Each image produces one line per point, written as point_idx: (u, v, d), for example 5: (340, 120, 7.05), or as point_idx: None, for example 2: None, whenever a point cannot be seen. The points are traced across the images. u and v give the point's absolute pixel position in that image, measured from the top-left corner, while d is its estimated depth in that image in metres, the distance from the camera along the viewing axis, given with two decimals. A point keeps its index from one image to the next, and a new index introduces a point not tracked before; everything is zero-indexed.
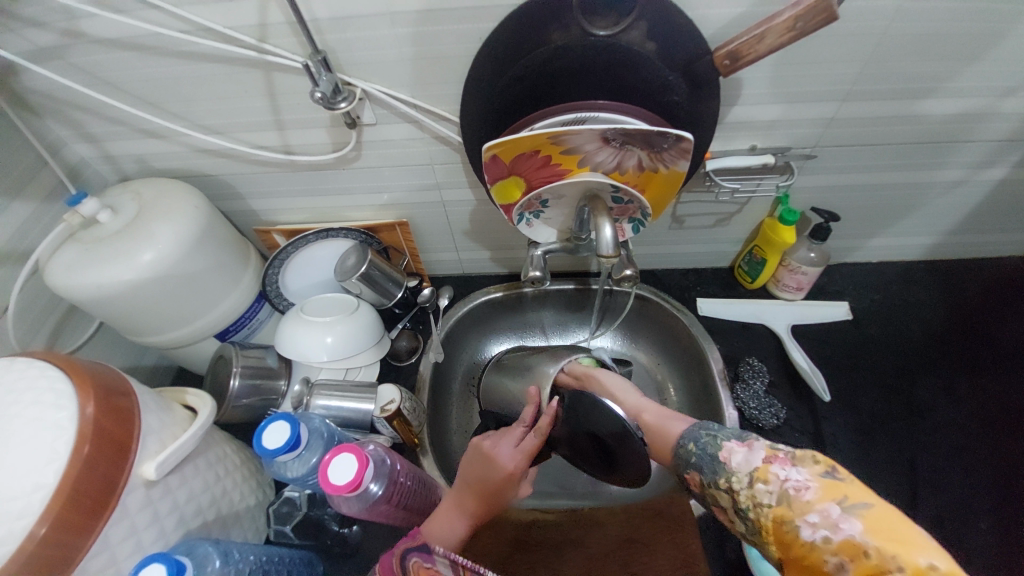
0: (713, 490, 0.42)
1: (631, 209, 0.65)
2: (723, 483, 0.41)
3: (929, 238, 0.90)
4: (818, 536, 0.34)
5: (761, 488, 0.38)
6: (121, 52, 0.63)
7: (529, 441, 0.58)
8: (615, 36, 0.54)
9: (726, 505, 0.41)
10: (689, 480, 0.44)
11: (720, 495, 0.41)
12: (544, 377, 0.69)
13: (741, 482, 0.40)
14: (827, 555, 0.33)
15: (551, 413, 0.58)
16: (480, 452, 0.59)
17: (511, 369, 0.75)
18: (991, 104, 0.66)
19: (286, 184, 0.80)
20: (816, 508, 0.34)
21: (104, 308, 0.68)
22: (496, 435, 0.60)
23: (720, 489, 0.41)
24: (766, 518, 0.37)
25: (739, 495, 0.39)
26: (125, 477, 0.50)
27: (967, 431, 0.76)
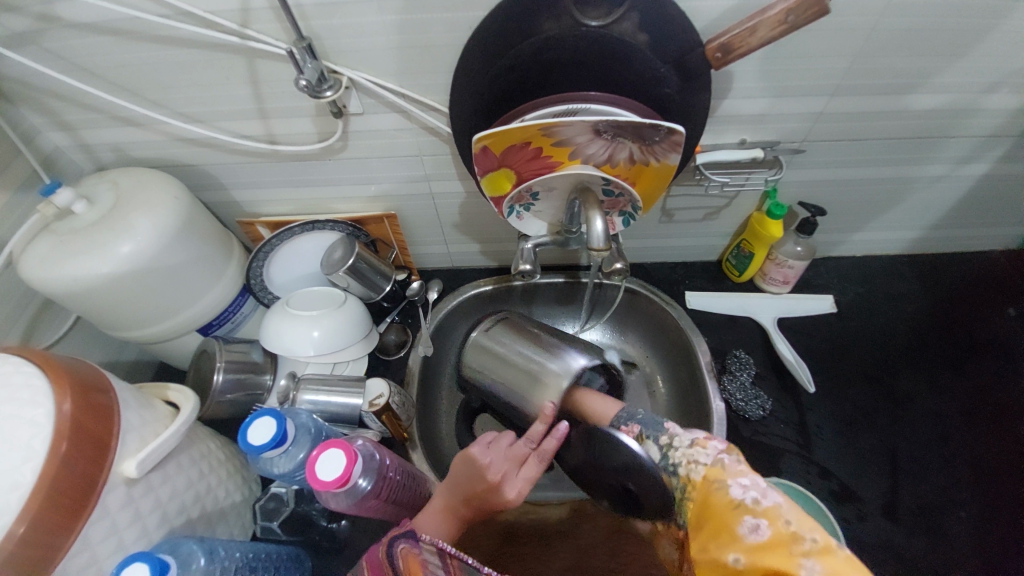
0: (646, 443, 0.49)
1: (621, 203, 0.65)
2: (662, 441, 0.48)
3: (911, 232, 0.92)
4: (748, 497, 0.41)
5: (698, 452, 0.46)
6: (97, 37, 0.60)
7: (533, 468, 0.54)
8: (607, 26, 0.54)
9: (654, 453, 0.48)
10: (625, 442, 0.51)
11: (649, 446, 0.49)
12: (554, 382, 0.65)
13: (681, 443, 0.47)
14: (749, 511, 0.40)
15: (557, 436, 0.55)
16: (481, 471, 0.53)
17: (507, 363, 0.69)
18: (974, 99, 0.67)
19: (270, 174, 0.78)
20: (749, 478, 0.43)
21: (82, 301, 0.65)
22: (496, 449, 0.56)
23: (656, 444, 0.49)
24: (696, 473, 0.45)
25: (673, 453, 0.47)
26: (105, 476, 0.49)
27: (947, 423, 0.78)
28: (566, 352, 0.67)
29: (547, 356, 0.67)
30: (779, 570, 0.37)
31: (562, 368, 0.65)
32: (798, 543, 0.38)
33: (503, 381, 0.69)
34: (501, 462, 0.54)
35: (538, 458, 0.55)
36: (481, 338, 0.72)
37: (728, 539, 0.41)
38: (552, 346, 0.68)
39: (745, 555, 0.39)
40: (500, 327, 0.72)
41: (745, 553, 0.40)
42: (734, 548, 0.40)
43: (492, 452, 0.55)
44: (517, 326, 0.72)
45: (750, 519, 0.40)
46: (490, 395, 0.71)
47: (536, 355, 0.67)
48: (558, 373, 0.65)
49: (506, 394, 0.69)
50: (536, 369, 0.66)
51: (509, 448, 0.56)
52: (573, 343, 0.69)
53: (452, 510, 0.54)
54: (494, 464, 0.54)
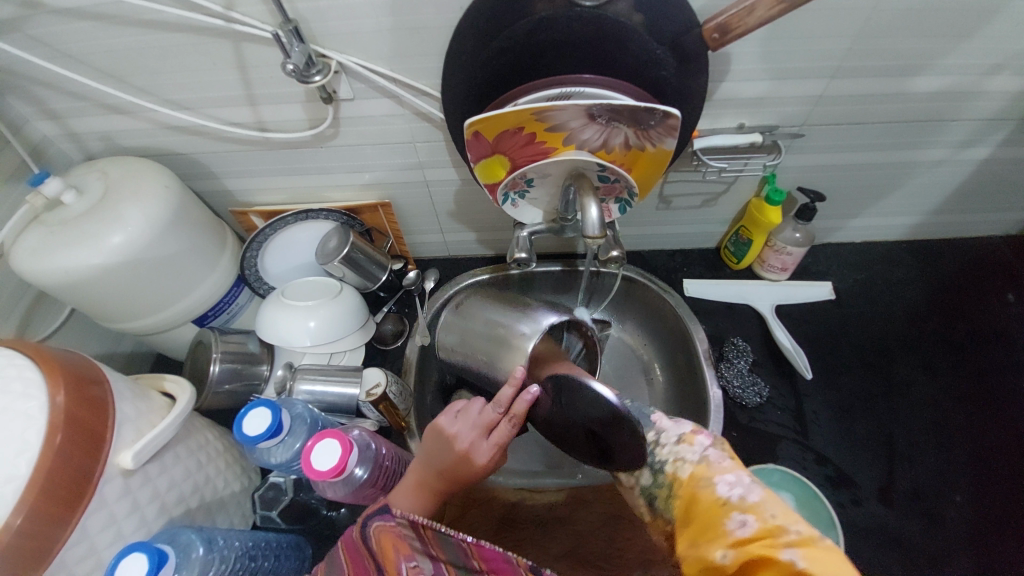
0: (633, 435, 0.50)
1: (618, 189, 0.64)
2: (649, 438, 0.48)
3: (912, 218, 0.91)
4: (734, 493, 0.41)
5: (684, 449, 0.46)
6: (80, 22, 0.59)
7: (503, 431, 0.53)
8: (602, 7, 0.52)
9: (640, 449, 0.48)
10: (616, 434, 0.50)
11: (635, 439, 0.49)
12: (522, 343, 0.64)
13: (668, 440, 0.47)
14: (734, 506, 0.40)
15: (528, 399, 0.53)
16: (449, 442, 0.53)
17: (475, 331, 0.69)
18: (977, 81, 0.66)
19: (262, 163, 0.77)
20: (735, 475, 0.42)
21: (74, 293, 0.65)
22: (462, 417, 0.55)
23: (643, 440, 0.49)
24: (683, 471, 0.45)
25: (659, 450, 0.47)
26: (100, 467, 0.49)
27: (943, 408, 0.78)
28: (537, 316, 0.66)
29: (517, 321, 0.66)
30: (763, 559, 0.36)
31: (530, 329, 0.65)
32: (782, 536, 0.37)
33: (472, 351, 0.68)
34: (469, 430, 0.53)
35: (508, 420, 0.53)
36: (456, 305, 0.72)
37: (715, 536, 0.40)
38: (520, 308, 0.68)
39: (731, 550, 0.38)
40: (469, 299, 0.72)
41: (731, 548, 0.39)
42: (720, 544, 0.39)
43: (459, 422, 0.54)
44: (487, 296, 0.72)
45: (734, 515, 0.40)
46: (464, 367, 0.70)
47: (506, 320, 0.67)
48: (527, 335, 0.64)
49: (476, 362, 0.68)
50: (503, 332, 0.66)
51: (477, 415, 0.54)
52: (543, 305, 0.69)
53: (428, 483, 0.53)
54: (461, 433, 0.53)
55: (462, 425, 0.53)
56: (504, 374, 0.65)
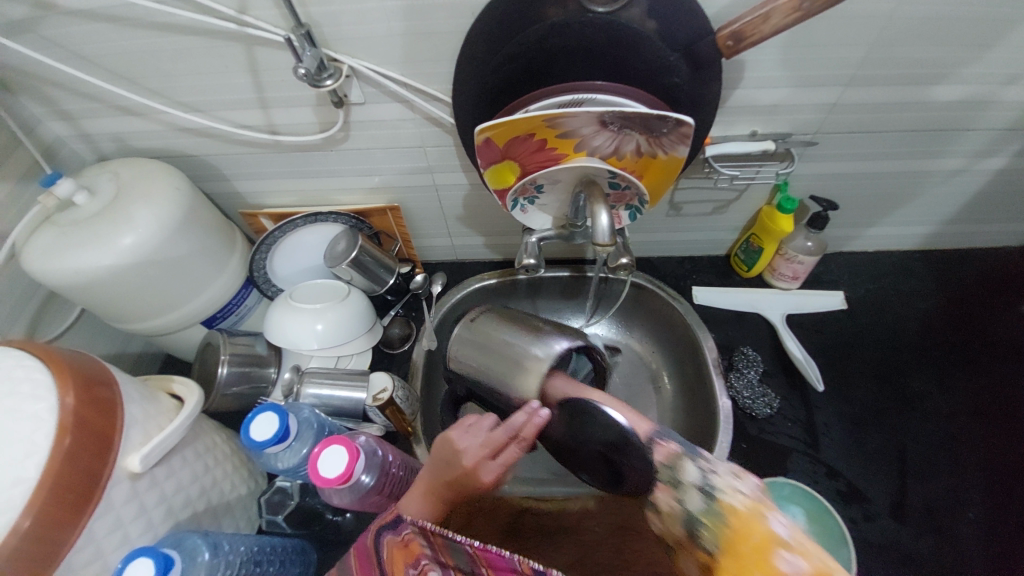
0: (683, 462, 0.43)
1: (628, 196, 0.64)
2: (700, 462, 0.43)
3: (927, 227, 0.89)
4: (790, 534, 0.36)
5: (738, 481, 0.41)
6: (95, 25, 0.59)
7: (512, 454, 0.51)
8: (615, 13, 0.52)
9: (693, 479, 0.42)
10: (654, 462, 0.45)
11: (689, 468, 0.43)
12: (536, 367, 0.61)
13: (721, 469, 0.42)
14: (792, 547, 0.36)
15: (538, 420, 0.53)
16: (460, 454, 0.50)
17: (487, 348, 0.66)
18: (996, 90, 0.65)
19: (273, 165, 0.77)
20: (785, 515, 0.38)
21: (85, 294, 0.65)
22: (471, 429, 0.52)
23: (698, 466, 0.42)
24: (736, 501, 0.39)
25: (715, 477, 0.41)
26: (107, 471, 0.49)
27: (959, 422, 0.76)
28: (550, 338, 0.63)
29: (530, 344, 0.63)
30: None
31: (544, 354, 0.62)
32: None
33: (480, 369, 0.65)
34: (477, 445, 0.51)
35: (518, 442, 0.51)
36: (466, 319, 0.70)
37: None
38: (535, 331, 0.65)
39: None
40: (488, 317, 0.69)
41: None
42: None
43: (468, 436, 0.52)
44: (504, 316, 0.69)
45: (789, 558, 0.35)
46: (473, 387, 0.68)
47: (520, 342, 0.64)
48: (541, 358, 0.61)
49: (486, 380, 0.65)
50: (518, 354, 0.63)
51: (487, 431, 0.52)
52: (558, 329, 0.66)
53: (433, 494, 0.49)
54: (472, 448, 0.50)
55: (475, 440, 0.51)
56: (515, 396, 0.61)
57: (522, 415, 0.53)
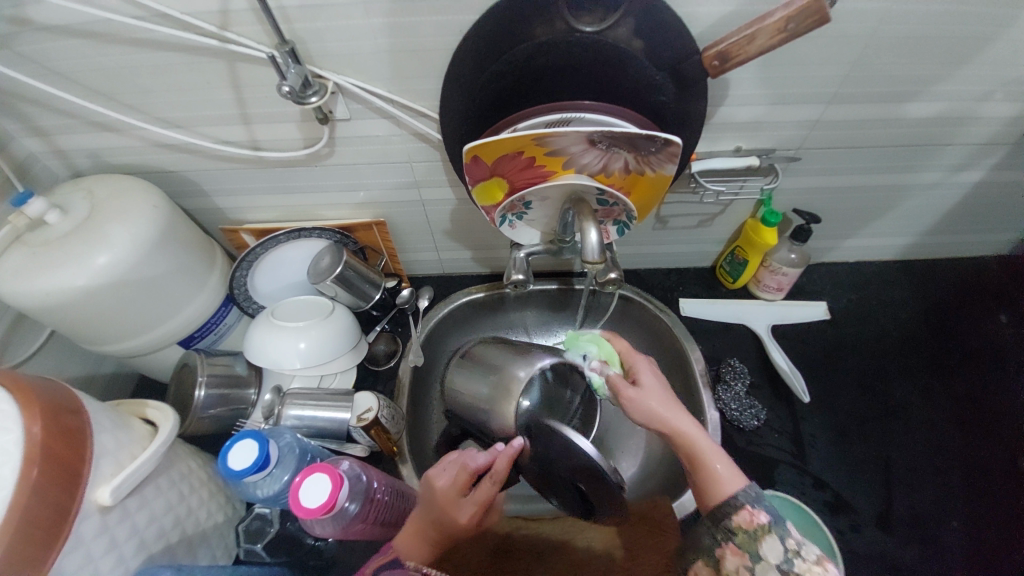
0: (768, 537, 0.47)
1: (616, 211, 0.64)
2: (787, 543, 0.46)
3: (905, 239, 0.92)
4: None
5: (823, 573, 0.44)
6: (71, 40, 0.57)
7: (483, 491, 0.55)
8: (603, 32, 0.52)
9: (774, 556, 0.45)
10: (735, 521, 0.49)
11: (773, 544, 0.46)
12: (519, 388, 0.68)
13: (807, 556, 0.45)
14: None
15: (509, 453, 0.56)
16: (433, 490, 0.56)
17: (480, 374, 0.72)
18: (970, 107, 0.67)
19: (256, 181, 0.75)
20: None
21: (55, 315, 0.63)
22: (443, 468, 0.57)
23: (780, 542, 0.46)
24: None
25: (797, 562, 0.44)
26: (77, 505, 0.46)
27: (940, 431, 0.77)
28: (535, 358, 0.71)
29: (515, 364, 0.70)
30: None
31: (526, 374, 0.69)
32: None
33: (473, 395, 0.71)
34: (449, 486, 0.55)
35: (489, 480, 0.55)
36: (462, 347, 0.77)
37: None
38: (523, 353, 0.72)
39: None
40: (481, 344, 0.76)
41: None
42: None
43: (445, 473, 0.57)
44: (497, 343, 0.76)
45: None
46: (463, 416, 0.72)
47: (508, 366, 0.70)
48: (524, 378, 0.68)
49: (473, 406, 0.71)
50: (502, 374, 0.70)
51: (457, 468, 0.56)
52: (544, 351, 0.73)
53: (423, 533, 0.55)
54: (444, 487, 0.55)
55: (446, 478, 0.56)
56: (502, 420, 0.68)
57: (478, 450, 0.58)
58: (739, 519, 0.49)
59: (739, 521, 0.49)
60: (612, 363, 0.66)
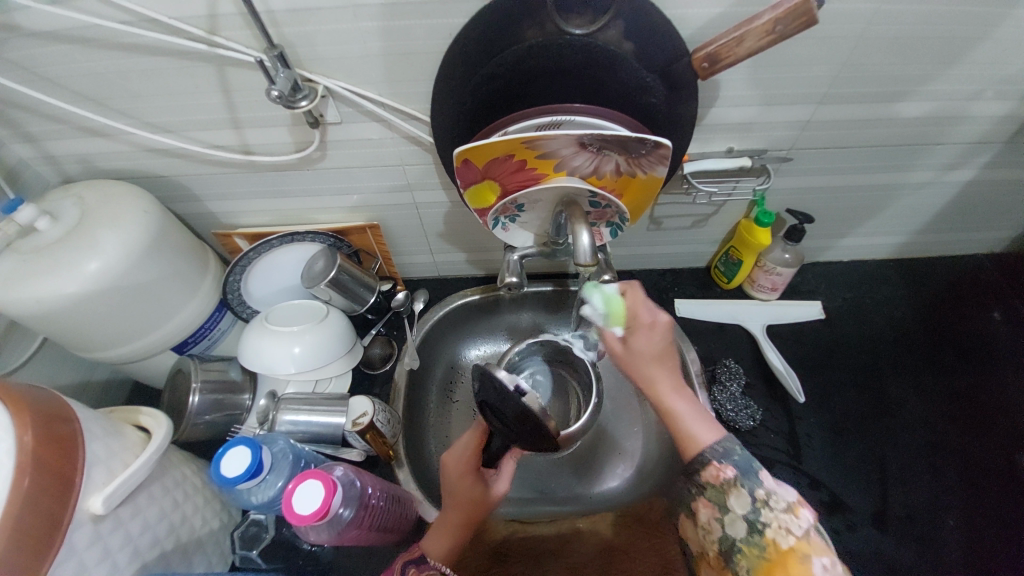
0: (736, 491, 0.50)
1: (609, 214, 0.64)
2: (756, 494, 0.49)
3: (898, 237, 0.92)
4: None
5: (790, 519, 0.47)
6: (60, 46, 0.57)
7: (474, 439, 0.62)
8: (592, 34, 0.52)
9: (741, 508, 0.49)
10: (704, 477, 0.52)
11: (740, 497, 0.49)
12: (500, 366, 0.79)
13: (776, 504, 0.47)
14: None
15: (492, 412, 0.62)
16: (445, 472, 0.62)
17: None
18: (961, 106, 0.67)
19: (248, 185, 0.75)
20: (830, 558, 0.44)
21: (47, 322, 0.62)
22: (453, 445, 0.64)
23: (749, 495, 0.49)
24: (785, 539, 0.46)
25: (765, 511, 0.48)
26: (68, 514, 0.46)
27: (935, 429, 0.78)
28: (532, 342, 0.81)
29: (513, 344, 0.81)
30: None
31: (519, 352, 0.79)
32: None
33: None
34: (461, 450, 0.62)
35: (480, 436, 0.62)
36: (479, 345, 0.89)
37: None
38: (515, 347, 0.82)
39: None
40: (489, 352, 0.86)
41: None
42: None
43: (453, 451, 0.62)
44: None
45: None
46: None
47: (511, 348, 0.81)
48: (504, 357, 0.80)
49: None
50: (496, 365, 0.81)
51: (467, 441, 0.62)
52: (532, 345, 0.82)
53: (451, 525, 0.59)
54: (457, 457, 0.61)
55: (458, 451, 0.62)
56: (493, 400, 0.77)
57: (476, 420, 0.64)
58: (708, 475, 0.52)
59: (706, 475, 0.52)
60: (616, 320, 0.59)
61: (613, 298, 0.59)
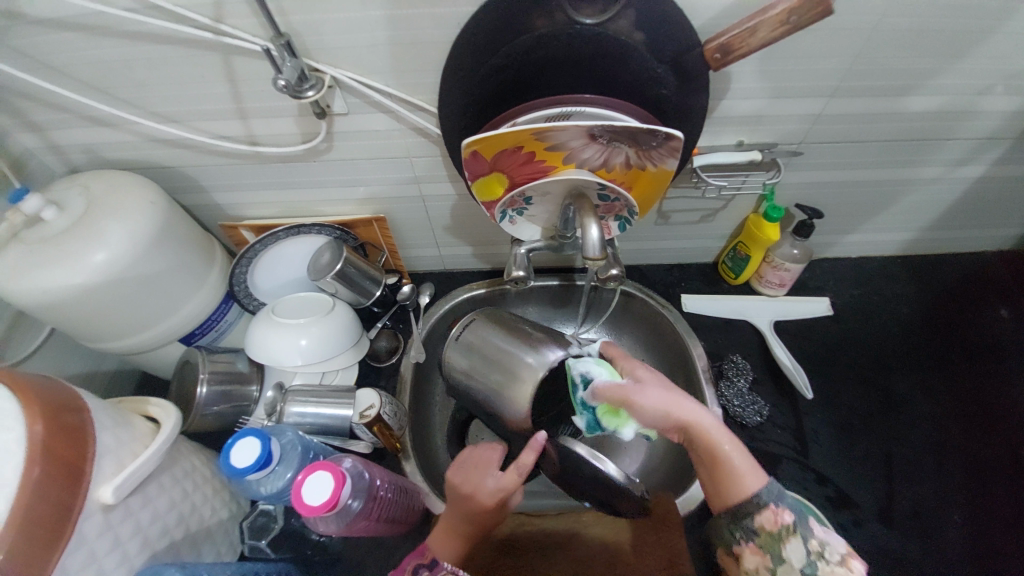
0: (792, 539, 0.46)
1: (618, 207, 0.63)
2: (811, 545, 0.45)
3: (907, 233, 0.91)
4: None
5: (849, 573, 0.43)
6: (66, 34, 0.57)
7: (511, 480, 0.57)
8: (602, 24, 0.52)
9: (797, 560, 0.45)
10: (758, 522, 0.48)
11: (796, 546, 0.45)
12: (531, 377, 0.63)
13: (830, 556, 0.44)
14: None
15: (534, 448, 0.57)
16: (458, 490, 0.57)
17: (486, 363, 0.66)
18: (973, 100, 0.66)
19: (254, 177, 0.75)
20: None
21: (56, 313, 0.62)
22: (470, 470, 0.59)
23: (804, 546, 0.45)
24: None
25: (820, 565, 0.44)
26: (79, 503, 0.46)
27: (942, 425, 0.77)
28: (541, 346, 0.65)
29: (522, 351, 0.65)
30: None
31: (535, 361, 0.64)
32: None
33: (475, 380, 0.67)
34: (491, 488, 0.56)
35: (515, 470, 0.57)
36: (467, 319, 0.71)
37: None
38: (528, 339, 0.66)
39: None
40: (477, 324, 0.70)
41: None
42: None
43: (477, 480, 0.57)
44: (498, 323, 0.70)
45: None
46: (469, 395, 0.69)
47: (515, 350, 0.65)
48: (534, 367, 0.63)
49: (484, 395, 0.66)
50: (509, 364, 0.64)
51: (500, 475, 0.57)
52: (549, 336, 0.67)
53: (455, 531, 0.58)
54: (485, 491, 0.56)
55: (489, 485, 0.56)
56: (505, 410, 0.64)
57: (496, 452, 0.61)
58: (761, 521, 0.48)
59: (763, 519, 0.48)
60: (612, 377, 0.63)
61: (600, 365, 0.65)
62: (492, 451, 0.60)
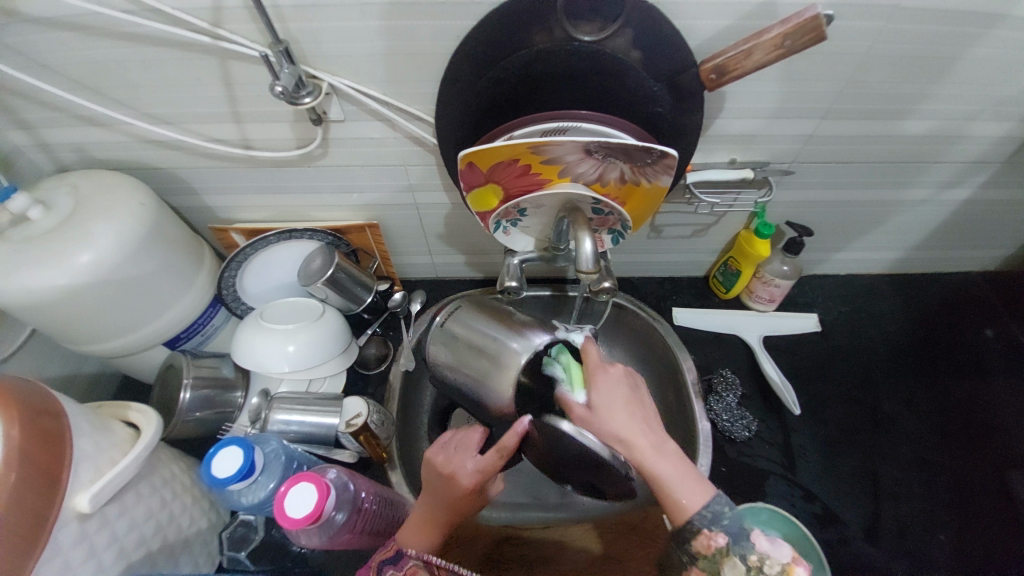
0: (728, 560, 0.46)
1: (611, 220, 0.63)
2: (748, 562, 0.46)
3: (894, 252, 0.92)
4: None
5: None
6: (61, 33, 0.56)
7: (491, 462, 0.57)
8: (600, 42, 0.52)
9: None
10: (694, 547, 0.48)
11: (733, 566, 0.46)
12: (514, 363, 0.59)
13: (771, 569, 0.45)
14: None
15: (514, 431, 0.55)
16: (436, 468, 0.57)
17: (466, 348, 0.62)
18: (961, 126, 0.68)
19: (247, 180, 0.74)
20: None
21: (37, 314, 0.61)
22: (452, 450, 0.59)
23: (742, 564, 0.46)
24: None
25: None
26: (55, 511, 0.45)
27: (928, 443, 0.78)
28: (529, 333, 0.61)
29: (508, 337, 0.60)
30: None
31: (521, 347, 0.59)
32: None
33: (458, 372, 0.63)
34: (470, 470, 0.56)
35: (496, 453, 0.57)
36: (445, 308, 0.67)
37: None
38: (512, 323, 0.62)
39: None
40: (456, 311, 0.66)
41: None
42: None
43: (457, 461, 0.58)
44: (481, 307, 0.65)
45: None
46: (451, 389, 0.65)
47: (498, 336, 0.61)
48: (518, 352, 0.59)
49: (464, 382, 0.62)
50: (492, 348, 0.60)
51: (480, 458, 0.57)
52: (537, 322, 0.63)
53: (431, 519, 0.56)
54: (466, 472, 0.56)
55: (470, 466, 0.56)
56: (492, 399, 0.60)
57: (479, 433, 0.61)
58: (698, 545, 0.47)
59: (698, 545, 0.47)
60: (577, 384, 0.58)
61: (571, 363, 0.59)
62: (469, 433, 0.61)
